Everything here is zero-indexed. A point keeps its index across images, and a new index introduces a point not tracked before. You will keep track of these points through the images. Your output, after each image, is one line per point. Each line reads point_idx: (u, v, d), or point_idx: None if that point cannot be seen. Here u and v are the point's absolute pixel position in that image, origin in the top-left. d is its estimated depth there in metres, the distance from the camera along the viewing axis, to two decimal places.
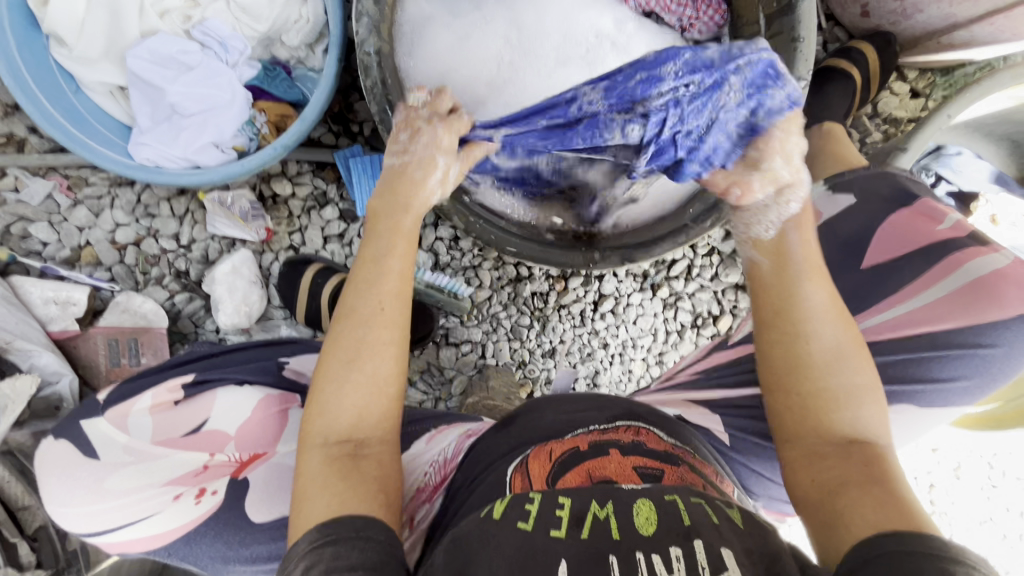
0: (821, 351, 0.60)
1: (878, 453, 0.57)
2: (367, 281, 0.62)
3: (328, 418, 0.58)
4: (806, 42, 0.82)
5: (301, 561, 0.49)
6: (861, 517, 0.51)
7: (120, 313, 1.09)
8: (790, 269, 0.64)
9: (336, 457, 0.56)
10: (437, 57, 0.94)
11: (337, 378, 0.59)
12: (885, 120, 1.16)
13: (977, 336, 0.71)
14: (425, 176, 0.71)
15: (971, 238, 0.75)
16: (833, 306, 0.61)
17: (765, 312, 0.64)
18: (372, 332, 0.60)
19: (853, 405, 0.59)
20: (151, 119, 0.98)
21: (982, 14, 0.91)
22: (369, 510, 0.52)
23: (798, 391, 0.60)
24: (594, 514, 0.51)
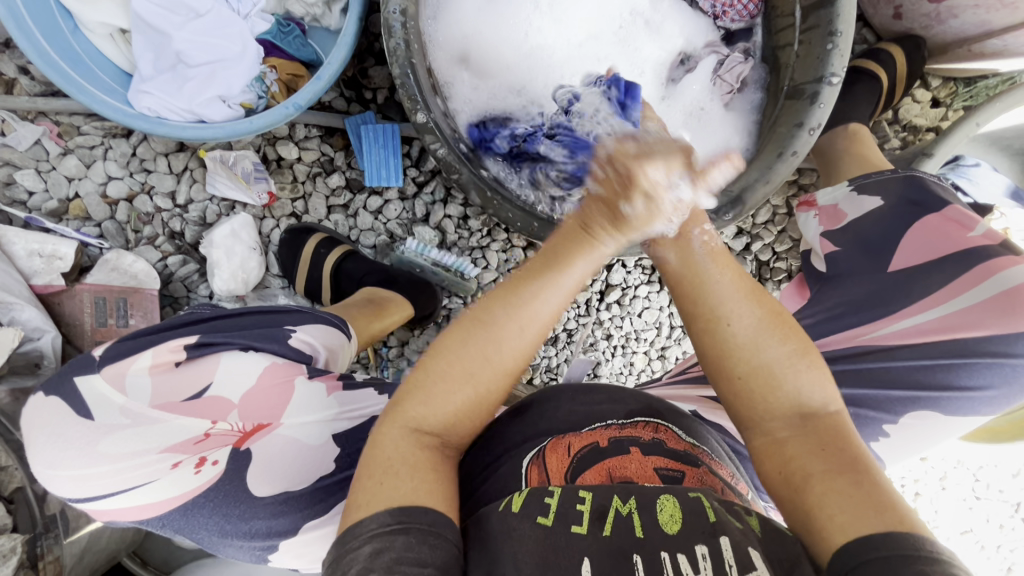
0: (745, 334, 0.55)
1: (833, 423, 0.54)
2: (526, 297, 0.53)
3: (428, 412, 0.53)
4: (843, 37, 0.78)
5: (369, 545, 0.46)
6: (834, 518, 0.48)
7: (108, 271, 1.04)
8: (691, 256, 0.57)
9: (423, 445, 0.52)
10: (463, 25, 0.90)
11: (457, 378, 0.53)
12: (904, 127, 1.15)
13: (1007, 345, 0.70)
14: (657, 214, 0.52)
15: (1004, 248, 0.74)
16: (743, 287, 0.56)
17: (685, 307, 0.58)
18: (504, 348, 0.52)
19: (792, 380, 0.54)
20: (154, 67, 0.92)
21: (1018, 24, 0.90)
22: (441, 505, 0.49)
23: (742, 382, 0.55)
24: (617, 509, 0.49)
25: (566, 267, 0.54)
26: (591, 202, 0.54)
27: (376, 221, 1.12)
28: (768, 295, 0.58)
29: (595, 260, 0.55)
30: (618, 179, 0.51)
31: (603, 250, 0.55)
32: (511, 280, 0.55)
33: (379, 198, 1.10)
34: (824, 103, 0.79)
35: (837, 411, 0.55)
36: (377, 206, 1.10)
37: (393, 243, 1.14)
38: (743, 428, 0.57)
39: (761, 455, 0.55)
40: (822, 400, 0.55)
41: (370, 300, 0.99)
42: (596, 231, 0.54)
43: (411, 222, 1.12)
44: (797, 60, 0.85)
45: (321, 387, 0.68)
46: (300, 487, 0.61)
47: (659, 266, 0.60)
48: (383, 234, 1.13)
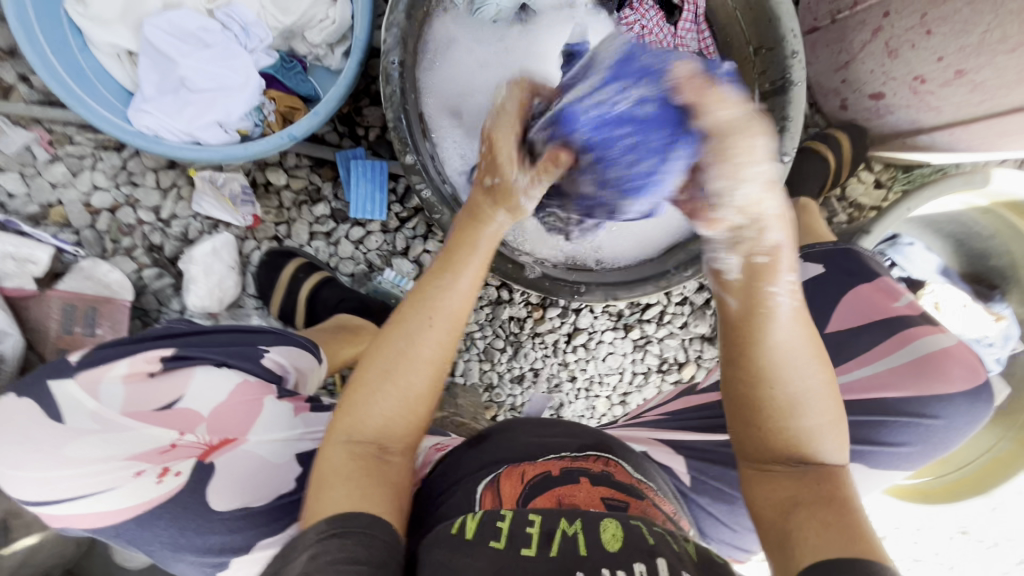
0: (801, 392, 0.58)
1: (837, 479, 0.58)
2: (431, 295, 0.60)
3: (357, 420, 0.59)
4: (794, 123, 0.89)
5: (306, 552, 0.50)
6: (807, 542, 0.54)
7: (82, 279, 1.04)
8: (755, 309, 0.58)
9: (360, 454, 0.58)
10: (457, 80, 0.97)
11: (376, 379, 0.59)
12: (850, 204, 1.26)
13: (920, 406, 0.78)
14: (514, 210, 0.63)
15: (921, 317, 0.83)
16: (806, 347, 0.58)
17: (737, 352, 0.59)
18: (421, 343, 0.59)
19: (823, 443, 0.59)
20: (156, 88, 0.96)
21: (944, 124, 1.02)
22: (378, 510, 0.54)
23: (768, 428, 0.60)
24: (563, 531, 0.52)
25: (459, 265, 0.62)
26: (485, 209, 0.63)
27: (356, 250, 1.16)
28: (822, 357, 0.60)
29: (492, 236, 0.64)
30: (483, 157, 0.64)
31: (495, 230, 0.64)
32: (417, 287, 0.62)
33: (361, 228, 1.14)
34: None
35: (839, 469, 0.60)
36: (359, 236, 1.14)
37: (371, 273, 1.18)
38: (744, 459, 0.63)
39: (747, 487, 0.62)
40: (829, 454, 0.60)
41: (343, 326, 1.01)
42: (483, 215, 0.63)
43: (391, 254, 1.15)
44: None
45: (289, 408, 0.70)
46: (260, 502, 0.63)
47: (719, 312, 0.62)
48: (362, 263, 1.17)
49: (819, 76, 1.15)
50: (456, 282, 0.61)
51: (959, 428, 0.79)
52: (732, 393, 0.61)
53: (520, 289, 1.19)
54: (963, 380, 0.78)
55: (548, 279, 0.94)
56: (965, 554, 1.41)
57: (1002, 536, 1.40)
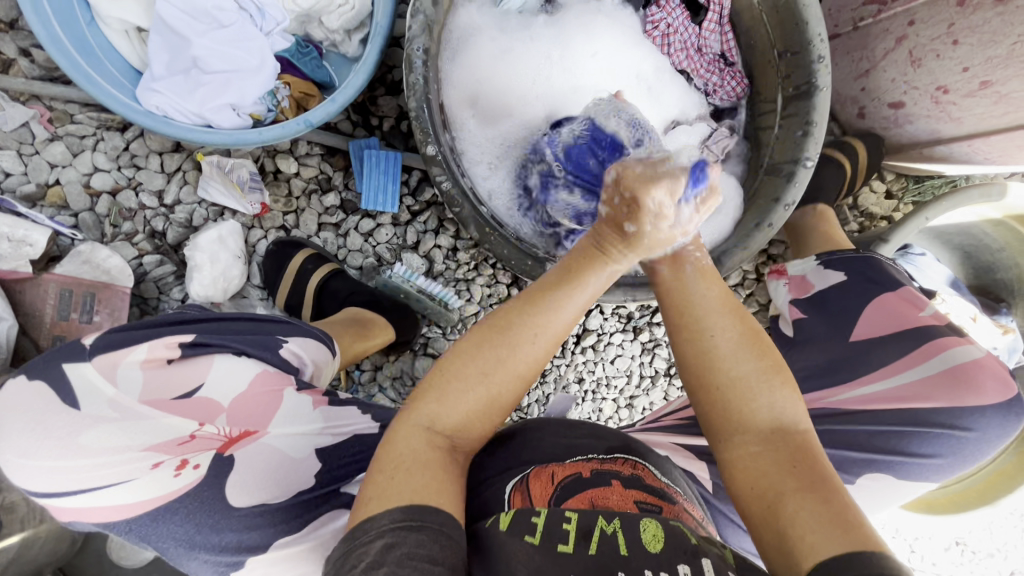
0: (727, 348, 0.59)
1: (804, 443, 0.56)
2: (548, 305, 0.58)
3: (441, 411, 0.55)
4: (818, 127, 0.85)
5: (380, 539, 0.47)
6: (806, 534, 0.50)
7: (80, 263, 1.00)
8: (682, 274, 0.64)
9: (435, 445, 0.54)
10: (478, 66, 0.94)
11: (471, 378, 0.55)
12: (862, 213, 1.26)
13: (954, 418, 0.78)
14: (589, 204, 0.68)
15: (949, 328, 0.82)
16: (722, 306, 0.61)
17: (672, 317, 0.62)
18: (525, 356, 0.56)
19: (766, 395, 0.58)
20: (167, 67, 0.93)
21: (964, 135, 1.02)
22: (448, 505, 0.50)
23: (719, 395, 0.58)
24: (601, 530, 0.50)
25: (584, 285, 0.60)
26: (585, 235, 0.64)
27: (365, 243, 1.12)
28: (746, 315, 0.62)
29: (611, 273, 0.63)
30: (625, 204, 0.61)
31: (613, 271, 0.63)
32: (536, 291, 0.60)
33: (371, 221, 1.11)
34: (800, 183, 0.87)
35: (806, 430, 0.58)
36: (369, 229, 1.11)
37: (380, 267, 1.14)
38: (714, 442, 0.59)
39: (727, 476, 0.58)
40: (792, 418, 0.58)
41: (358, 318, 1.00)
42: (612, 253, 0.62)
43: (401, 248, 1.13)
44: (777, 142, 0.93)
45: (308, 401, 0.69)
46: (279, 500, 0.61)
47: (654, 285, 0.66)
48: (371, 256, 1.13)
49: (839, 83, 1.14)
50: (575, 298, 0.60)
51: (991, 440, 0.79)
52: (684, 369, 0.61)
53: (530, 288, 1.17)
54: (995, 392, 0.77)
55: None
56: (960, 565, 1.40)
57: (997, 547, 1.38)
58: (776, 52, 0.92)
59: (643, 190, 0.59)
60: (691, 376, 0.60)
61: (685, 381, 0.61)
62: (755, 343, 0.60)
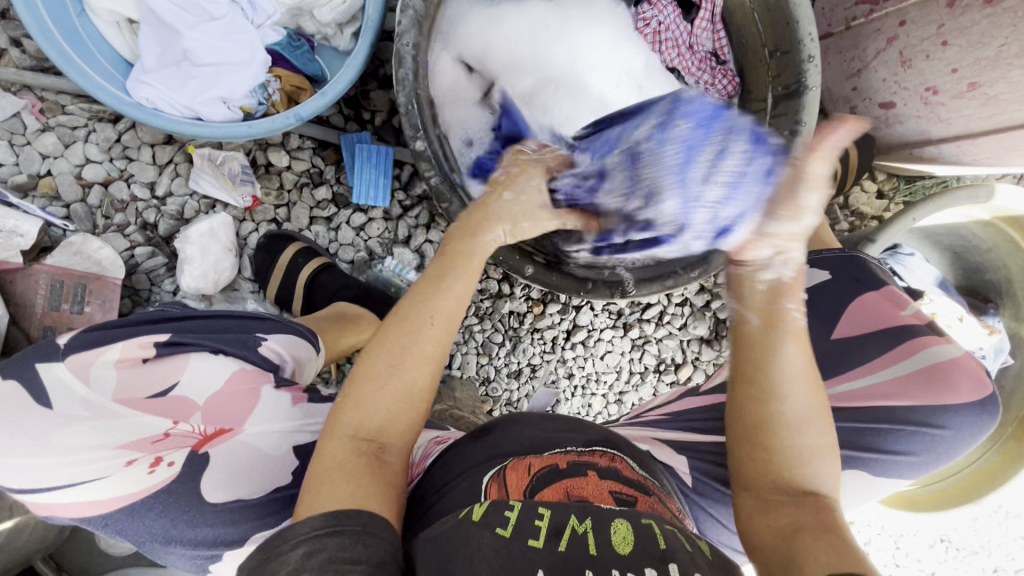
0: (796, 414, 0.60)
1: (833, 508, 0.57)
2: (434, 286, 0.60)
3: (361, 414, 0.57)
4: (807, 127, 0.86)
5: (300, 547, 0.49)
6: (818, 561, 0.51)
7: (71, 254, 1.00)
8: (776, 329, 0.61)
9: (361, 451, 0.56)
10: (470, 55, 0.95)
11: (377, 374, 0.57)
12: (852, 212, 1.26)
13: (930, 417, 0.79)
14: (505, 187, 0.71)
15: (929, 328, 0.83)
16: (805, 372, 0.60)
17: (745, 368, 0.61)
18: (431, 343, 0.58)
19: (814, 465, 0.59)
20: (157, 59, 0.93)
21: (952, 136, 1.03)
22: (378, 507, 0.53)
23: (766, 452, 0.60)
24: (573, 528, 0.51)
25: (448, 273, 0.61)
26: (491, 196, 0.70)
27: (357, 237, 1.13)
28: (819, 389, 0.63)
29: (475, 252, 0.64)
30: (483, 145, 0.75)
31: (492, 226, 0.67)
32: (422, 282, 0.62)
33: (363, 215, 1.11)
34: None
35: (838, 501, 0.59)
36: (360, 223, 1.12)
37: (371, 261, 1.15)
38: (744, 493, 0.61)
39: (745, 522, 0.60)
40: (829, 486, 0.59)
41: (344, 314, 0.99)
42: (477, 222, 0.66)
43: (392, 242, 1.13)
44: None
45: (286, 397, 0.71)
46: (256, 496, 0.62)
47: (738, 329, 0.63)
48: (362, 251, 1.14)
49: (830, 83, 1.14)
50: (454, 279, 0.61)
51: (967, 438, 0.80)
52: (734, 421, 0.63)
53: (521, 284, 1.18)
54: (970, 391, 0.79)
55: (558, 274, 0.94)
56: (944, 561, 1.40)
57: (980, 544, 1.39)
58: (766, 51, 0.92)
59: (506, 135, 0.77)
60: (743, 423, 0.62)
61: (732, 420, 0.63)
62: (820, 413, 0.61)
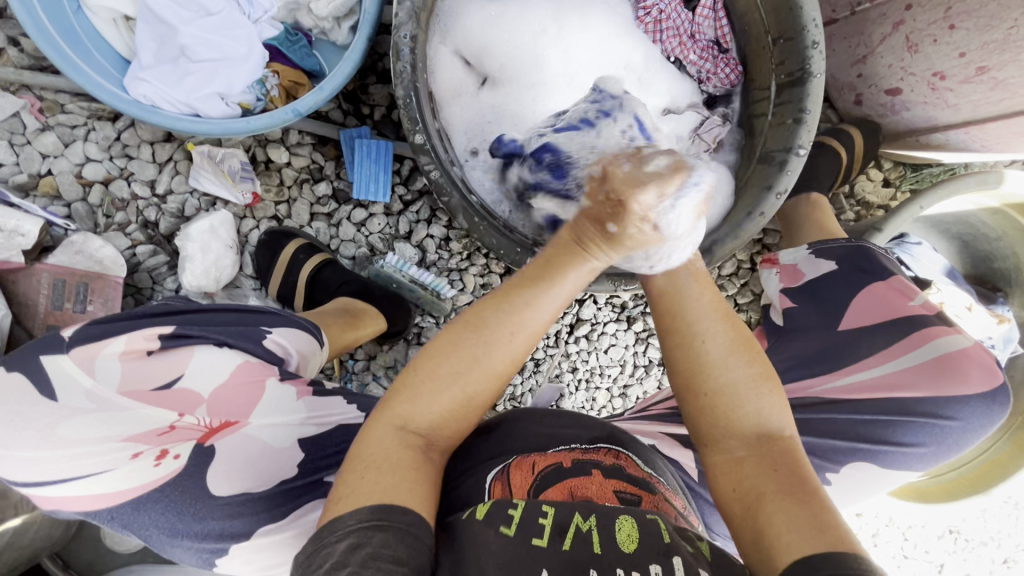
0: (717, 352, 0.60)
1: (788, 448, 0.58)
2: (518, 304, 0.58)
3: (417, 411, 0.56)
4: (811, 116, 0.84)
5: (345, 540, 0.49)
6: (782, 538, 0.51)
7: (73, 253, 1.00)
8: (677, 278, 0.65)
9: (407, 444, 0.55)
10: (469, 42, 0.93)
11: (444, 378, 0.56)
12: (858, 202, 1.24)
13: (937, 407, 0.79)
14: (608, 246, 0.61)
15: (937, 318, 0.82)
16: (717, 309, 0.62)
17: (665, 322, 0.63)
18: (500, 352, 0.57)
19: (754, 401, 0.59)
20: (155, 56, 0.93)
21: (959, 123, 1.01)
22: (422, 508, 0.52)
23: (708, 399, 0.60)
24: (577, 525, 0.50)
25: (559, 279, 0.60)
26: (593, 249, 0.61)
27: (358, 233, 1.12)
28: (740, 325, 0.63)
29: (591, 271, 0.62)
30: (608, 203, 0.58)
31: (592, 266, 0.62)
32: (505, 289, 0.59)
33: (363, 211, 1.10)
34: (793, 171, 0.84)
35: (791, 436, 0.59)
36: (361, 218, 1.11)
37: (373, 256, 1.14)
38: (703, 444, 0.61)
39: (712, 475, 0.60)
40: (777, 423, 0.59)
41: (346, 309, 0.99)
42: (591, 247, 0.61)
43: (393, 237, 1.12)
44: (769, 129, 0.91)
45: (291, 391, 0.71)
46: (263, 487, 0.63)
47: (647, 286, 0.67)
48: (363, 246, 1.13)
49: (835, 70, 1.12)
50: (546, 296, 0.59)
51: (974, 429, 0.79)
52: (667, 363, 0.62)
53: None
54: (980, 381, 0.78)
55: None
56: (952, 553, 1.38)
57: (989, 535, 1.37)
58: (770, 38, 0.90)
59: (631, 194, 0.56)
60: (680, 376, 0.61)
61: (672, 376, 0.62)
62: (746, 349, 0.61)
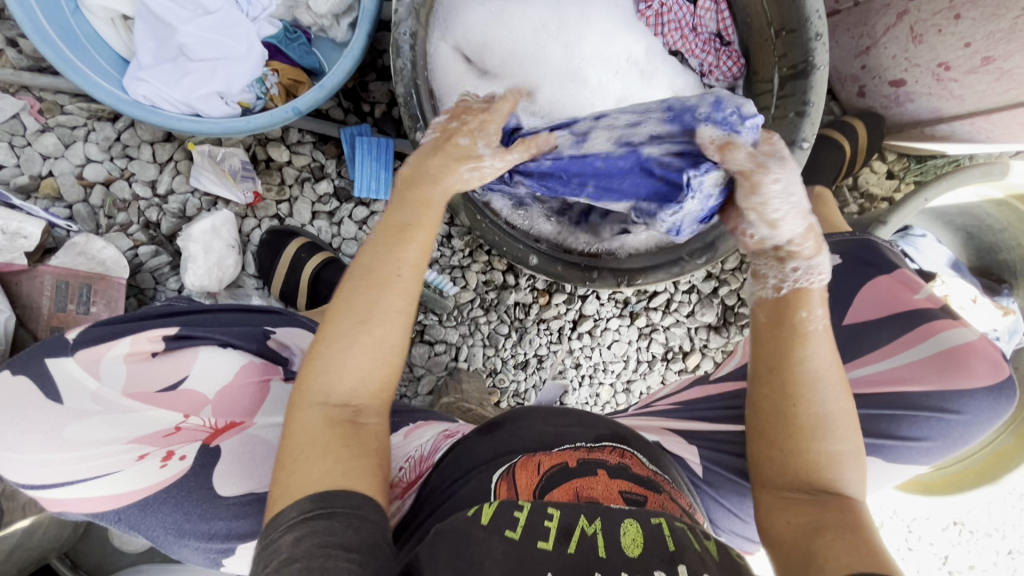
0: (829, 415, 0.59)
1: (857, 508, 0.56)
2: (391, 247, 0.61)
3: (332, 379, 0.56)
4: (814, 108, 0.83)
5: (290, 533, 0.48)
6: (836, 560, 0.50)
7: (75, 254, 1.00)
8: (782, 326, 0.61)
9: (335, 420, 0.55)
10: (470, 38, 0.93)
11: (346, 334, 0.57)
12: (861, 194, 1.24)
13: (943, 400, 0.78)
14: (466, 158, 0.67)
15: (943, 311, 0.82)
16: (835, 372, 0.59)
17: (766, 364, 0.61)
18: (398, 296, 0.59)
19: (846, 472, 0.58)
20: (154, 56, 0.93)
21: (965, 113, 1.00)
22: (366, 488, 0.52)
23: (793, 453, 0.59)
24: (582, 528, 0.50)
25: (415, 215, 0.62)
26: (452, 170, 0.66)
27: (360, 231, 1.12)
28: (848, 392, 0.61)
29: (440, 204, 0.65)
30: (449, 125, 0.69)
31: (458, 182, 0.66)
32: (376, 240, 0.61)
33: (365, 209, 1.10)
34: (795, 164, 0.84)
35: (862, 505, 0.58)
36: (362, 216, 1.11)
37: None
38: (765, 488, 0.60)
39: (766, 514, 0.59)
40: (854, 491, 0.58)
41: None
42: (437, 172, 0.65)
43: None
44: (772, 123, 0.90)
45: None
46: (267, 488, 0.63)
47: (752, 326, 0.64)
48: (365, 245, 1.13)
49: (837, 62, 1.12)
50: (419, 233, 0.62)
51: (981, 422, 0.79)
52: (757, 410, 0.62)
53: (526, 274, 1.17)
54: (986, 374, 0.78)
55: (562, 263, 0.92)
56: (957, 544, 1.38)
57: (994, 526, 1.37)
58: (773, 30, 0.89)
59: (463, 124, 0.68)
60: (764, 411, 0.61)
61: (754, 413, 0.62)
62: (849, 416, 0.60)
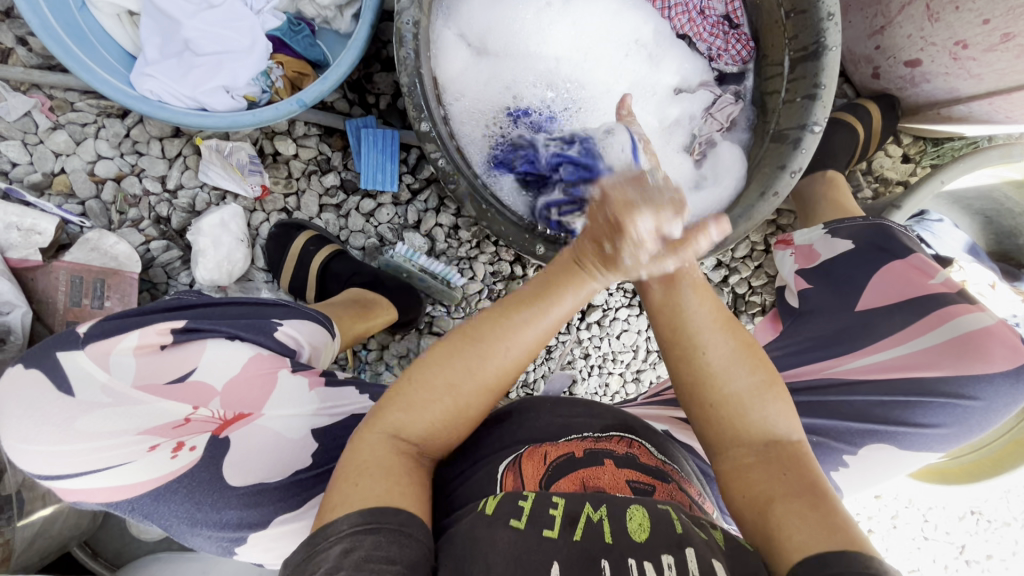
0: (718, 362, 0.59)
1: (796, 453, 0.56)
2: (512, 322, 0.58)
3: (410, 421, 0.56)
4: (826, 90, 0.81)
5: (339, 544, 0.47)
6: (793, 537, 0.49)
7: (88, 250, 1.02)
8: (673, 287, 0.62)
9: (399, 453, 0.55)
10: (475, 19, 0.91)
11: (437, 389, 0.57)
12: (876, 178, 1.21)
13: (958, 387, 0.77)
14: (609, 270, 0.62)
15: (960, 296, 0.80)
16: (721, 320, 0.61)
17: (664, 333, 0.62)
18: (487, 371, 0.57)
19: (759, 409, 0.58)
20: (160, 52, 0.94)
21: (983, 93, 0.98)
22: (413, 507, 0.51)
23: (716, 418, 0.59)
24: (588, 516, 0.51)
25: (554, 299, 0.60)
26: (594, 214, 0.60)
27: (367, 223, 1.12)
28: (740, 327, 0.62)
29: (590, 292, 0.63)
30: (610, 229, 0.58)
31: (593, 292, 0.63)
32: (508, 303, 0.60)
33: (372, 201, 1.10)
34: (806, 148, 0.82)
35: (800, 440, 0.58)
36: (369, 209, 1.11)
37: (382, 247, 1.14)
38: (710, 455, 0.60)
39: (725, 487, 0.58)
40: (786, 429, 0.58)
41: (357, 300, 0.99)
42: (588, 271, 0.61)
43: (402, 227, 1.12)
44: (783, 106, 0.88)
45: (304, 381, 0.72)
46: (277, 478, 0.64)
47: (645, 297, 0.65)
48: (373, 237, 1.13)
49: (850, 43, 1.09)
50: (545, 316, 0.60)
51: (998, 409, 0.77)
52: (677, 385, 0.62)
53: (534, 264, 1.16)
54: (1003, 359, 0.76)
55: None
56: (974, 534, 1.36)
57: (1013, 515, 1.35)
58: (783, 11, 0.86)
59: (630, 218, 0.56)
60: (687, 396, 0.61)
61: (680, 397, 0.62)
62: (750, 352, 0.60)
